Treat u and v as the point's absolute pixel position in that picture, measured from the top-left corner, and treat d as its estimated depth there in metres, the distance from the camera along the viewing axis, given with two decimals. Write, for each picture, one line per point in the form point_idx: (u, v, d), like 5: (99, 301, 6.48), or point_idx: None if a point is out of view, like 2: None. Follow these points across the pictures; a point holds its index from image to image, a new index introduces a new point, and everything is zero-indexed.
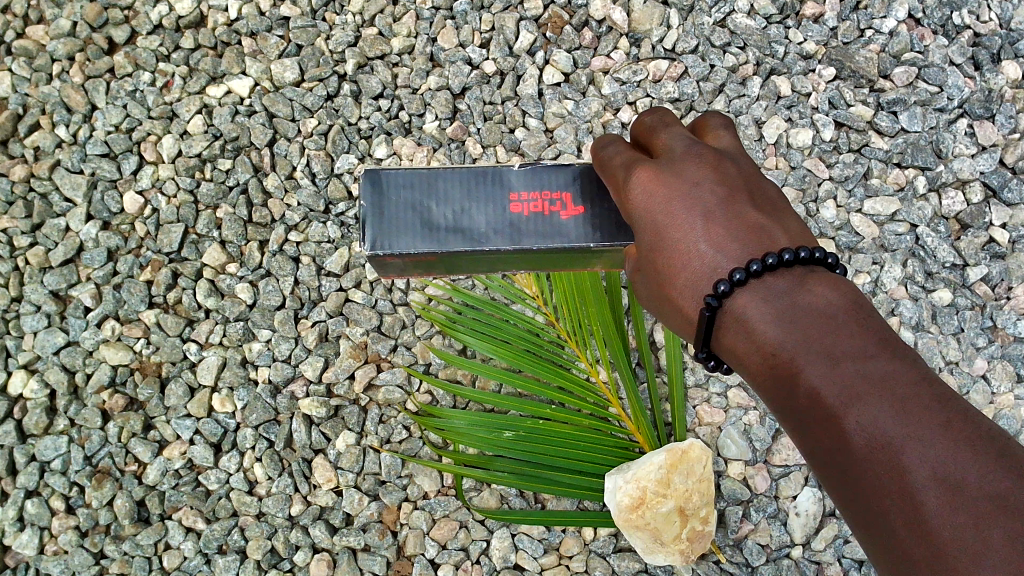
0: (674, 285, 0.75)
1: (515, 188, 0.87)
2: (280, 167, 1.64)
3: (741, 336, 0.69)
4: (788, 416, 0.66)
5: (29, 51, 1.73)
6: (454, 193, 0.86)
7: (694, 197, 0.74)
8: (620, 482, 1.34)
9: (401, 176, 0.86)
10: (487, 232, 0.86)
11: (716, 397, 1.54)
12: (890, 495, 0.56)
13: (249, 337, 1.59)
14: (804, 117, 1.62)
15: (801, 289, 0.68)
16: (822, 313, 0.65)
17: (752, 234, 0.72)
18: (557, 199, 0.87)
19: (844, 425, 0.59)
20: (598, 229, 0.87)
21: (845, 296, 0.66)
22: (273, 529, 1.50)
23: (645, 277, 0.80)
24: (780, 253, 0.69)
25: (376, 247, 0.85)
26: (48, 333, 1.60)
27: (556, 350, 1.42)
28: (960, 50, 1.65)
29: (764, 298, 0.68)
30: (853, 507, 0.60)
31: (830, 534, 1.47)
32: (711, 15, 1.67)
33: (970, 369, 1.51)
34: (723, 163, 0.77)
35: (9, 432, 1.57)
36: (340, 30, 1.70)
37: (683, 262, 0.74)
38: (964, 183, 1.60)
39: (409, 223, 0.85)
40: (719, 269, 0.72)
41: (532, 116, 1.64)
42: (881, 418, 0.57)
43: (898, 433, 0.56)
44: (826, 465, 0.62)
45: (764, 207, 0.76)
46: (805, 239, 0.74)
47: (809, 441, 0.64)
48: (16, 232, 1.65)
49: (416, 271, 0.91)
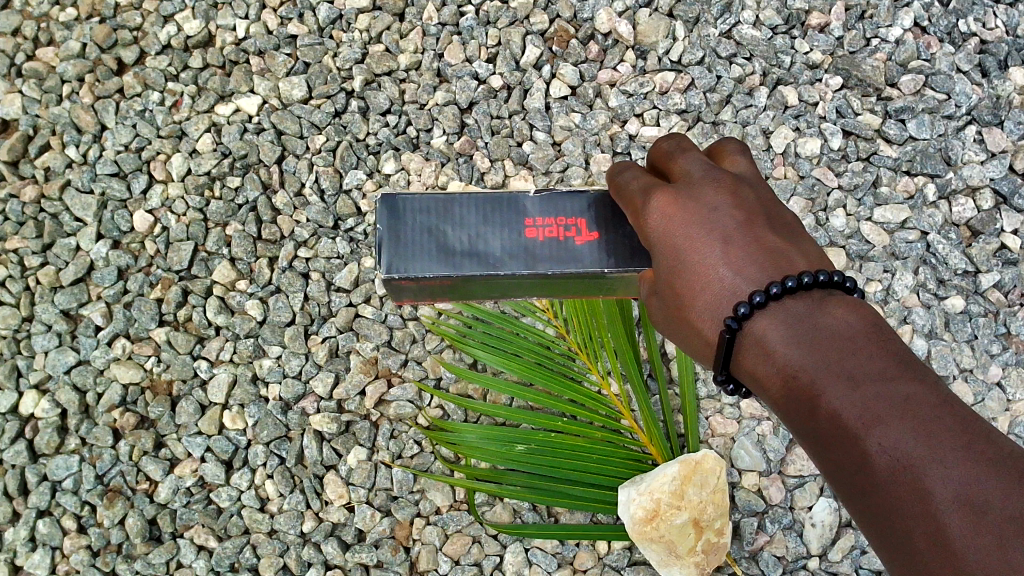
0: (694, 308, 0.75)
1: (531, 213, 0.88)
2: (289, 183, 1.64)
3: (761, 358, 0.69)
4: (807, 438, 0.65)
5: (39, 72, 1.74)
6: (471, 217, 0.87)
7: (713, 221, 0.74)
8: (634, 495, 1.32)
9: (416, 201, 0.87)
10: (502, 256, 0.86)
11: (729, 408, 1.54)
12: (914, 518, 0.55)
13: (259, 354, 1.59)
14: (812, 126, 1.62)
15: (821, 311, 0.67)
16: (842, 336, 0.64)
17: (770, 258, 0.72)
18: (572, 225, 0.88)
19: (865, 447, 0.59)
20: (613, 255, 0.87)
21: (865, 318, 0.65)
22: (286, 546, 1.50)
23: (661, 300, 0.80)
24: (799, 277, 0.69)
25: (392, 271, 0.84)
26: (59, 352, 1.61)
27: (566, 363, 1.42)
28: (967, 58, 1.65)
29: (784, 320, 0.68)
30: (875, 530, 0.59)
31: (847, 545, 1.46)
32: (717, 27, 1.67)
33: (984, 377, 1.51)
34: (741, 188, 0.77)
35: (21, 451, 1.57)
36: (347, 47, 1.71)
37: (702, 285, 0.74)
38: (974, 190, 1.60)
39: (424, 247, 0.85)
40: (738, 292, 0.72)
41: (539, 129, 1.64)
42: (903, 440, 0.57)
43: (921, 455, 0.56)
44: (847, 488, 0.61)
45: (782, 231, 0.76)
46: (823, 263, 0.74)
47: (829, 463, 0.63)
48: (27, 252, 1.66)
49: (431, 296, 0.91)
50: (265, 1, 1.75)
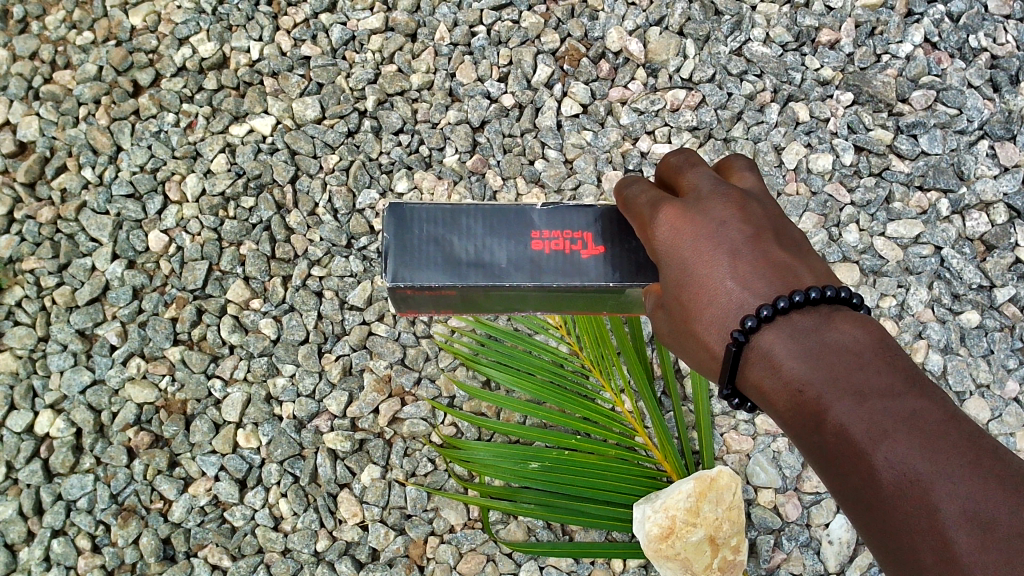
0: (700, 321, 0.74)
1: (537, 225, 0.88)
2: (303, 204, 1.65)
3: (767, 371, 0.68)
4: (813, 453, 0.64)
5: (56, 95, 1.76)
6: (477, 227, 0.87)
7: (721, 235, 0.74)
8: (648, 512, 1.31)
9: (424, 210, 0.87)
10: (507, 267, 0.86)
11: (743, 424, 1.53)
12: (920, 533, 0.55)
13: (273, 372, 1.59)
14: (824, 142, 1.62)
15: (827, 326, 0.67)
16: (848, 351, 0.64)
17: (778, 272, 0.72)
18: (578, 238, 0.88)
19: (872, 462, 0.58)
20: (619, 269, 0.87)
21: (871, 333, 0.65)
22: (299, 565, 1.50)
23: (667, 313, 0.79)
24: (807, 291, 0.68)
25: (397, 278, 0.85)
26: (75, 371, 1.62)
27: (579, 380, 1.41)
28: (979, 73, 1.65)
29: (791, 334, 0.67)
30: (880, 545, 0.59)
31: (865, 562, 1.46)
32: (727, 45, 1.69)
33: (1001, 392, 1.50)
34: (749, 203, 0.77)
35: (36, 471, 1.57)
36: (360, 68, 1.72)
37: (709, 298, 0.73)
38: (987, 205, 1.59)
39: (430, 256, 0.86)
40: (745, 306, 0.71)
41: (551, 147, 1.65)
42: (911, 456, 0.56)
43: (928, 470, 0.55)
44: (853, 503, 0.60)
45: (789, 246, 0.76)
46: (830, 279, 0.73)
47: (835, 479, 0.62)
48: (44, 272, 1.67)
49: (436, 307, 0.91)
50: (279, 24, 1.77)
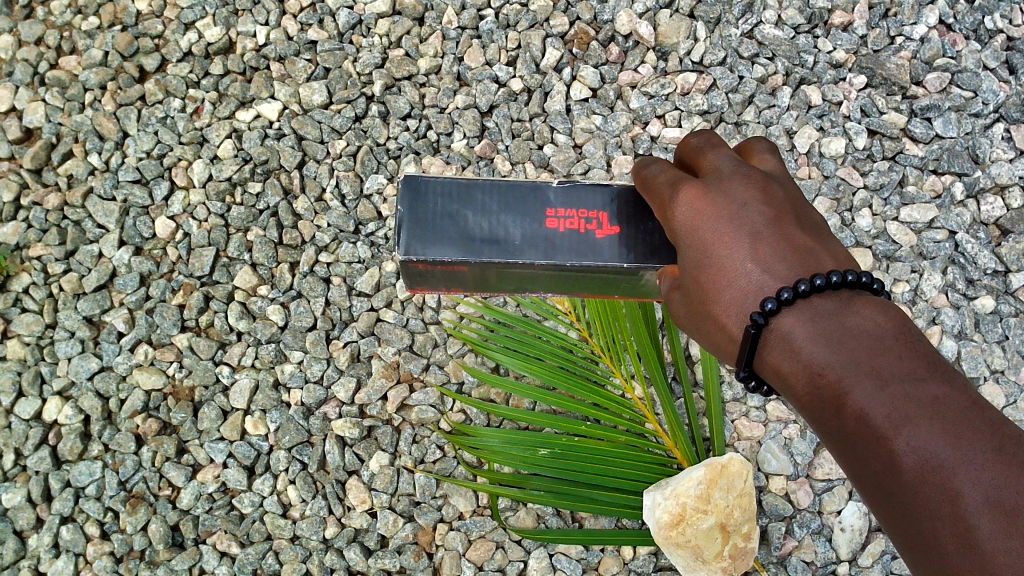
0: (718, 303, 0.73)
1: (552, 204, 0.87)
2: (310, 189, 1.65)
3: (786, 355, 0.67)
4: (831, 438, 0.63)
5: (62, 81, 1.76)
6: (492, 204, 0.86)
7: (742, 216, 0.73)
8: (659, 499, 1.30)
9: (439, 184, 0.86)
10: (522, 244, 0.85)
11: (754, 411, 1.52)
12: (940, 520, 0.53)
13: (281, 359, 1.58)
14: (836, 125, 1.61)
15: (848, 310, 0.65)
16: (869, 335, 0.62)
17: (800, 255, 0.70)
18: (593, 218, 0.87)
19: (893, 447, 0.56)
20: (633, 250, 0.86)
21: (893, 318, 0.63)
22: (308, 552, 1.49)
23: (684, 295, 0.78)
24: (828, 275, 0.67)
25: (410, 252, 0.84)
26: (82, 358, 1.61)
27: (590, 366, 1.39)
28: (994, 55, 1.63)
29: (811, 318, 0.66)
30: (898, 532, 0.57)
31: (877, 550, 1.45)
32: (738, 27, 1.66)
33: (1015, 378, 1.49)
34: (770, 185, 0.75)
35: (44, 458, 1.57)
36: (367, 52, 1.71)
37: (728, 279, 0.72)
38: (1002, 188, 1.58)
39: (444, 231, 0.85)
40: (765, 288, 0.70)
41: (560, 132, 1.64)
42: (932, 441, 0.55)
43: (950, 456, 0.54)
44: (871, 489, 0.59)
45: (810, 231, 0.74)
46: (851, 264, 0.72)
47: (853, 463, 0.60)
48: (51, 259, 1.67)
49: (449, 284, 0.90)
50: (285, 8, 1.76)
